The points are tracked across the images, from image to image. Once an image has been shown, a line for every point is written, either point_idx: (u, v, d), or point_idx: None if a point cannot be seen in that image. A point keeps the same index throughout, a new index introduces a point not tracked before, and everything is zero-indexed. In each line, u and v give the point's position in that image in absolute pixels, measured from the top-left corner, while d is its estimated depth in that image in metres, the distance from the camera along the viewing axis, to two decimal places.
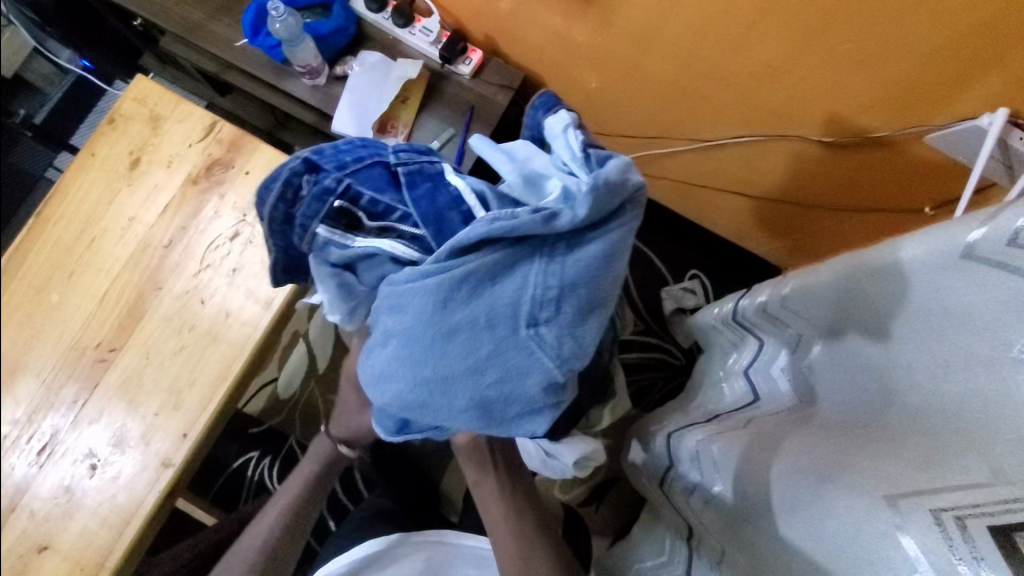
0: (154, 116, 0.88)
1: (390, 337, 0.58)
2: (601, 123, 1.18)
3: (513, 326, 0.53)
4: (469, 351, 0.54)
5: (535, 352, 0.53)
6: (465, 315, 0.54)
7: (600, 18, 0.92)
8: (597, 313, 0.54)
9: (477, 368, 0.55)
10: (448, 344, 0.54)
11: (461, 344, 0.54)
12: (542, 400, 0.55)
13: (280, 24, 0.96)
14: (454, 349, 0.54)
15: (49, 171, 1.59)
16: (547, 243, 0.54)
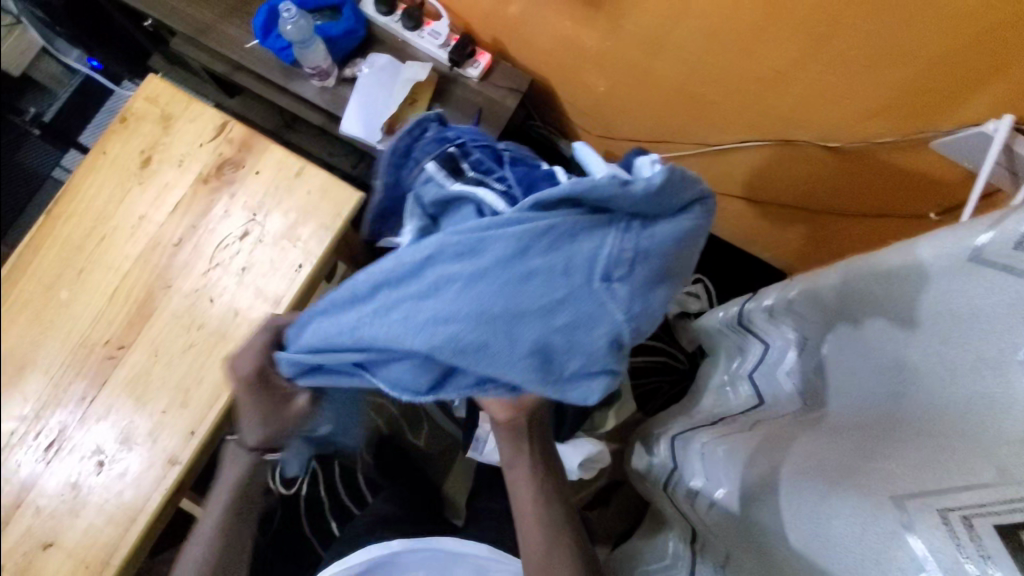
0: (166, 115, 0.88)
1: (452, 281, 0.54)
2: (608, 127, 1.19)
3: (591, 279, 0.54)
4: (547, 296, 0.53)
5: (609, 308, 0.54)
6: (545, 263, 0.54)
7: (608, 22, 0.92)
8: (663, 285, 0.57)
9: (552, 316, 0.53)
10: (524, 288, 0.53)
11: (541, 288, 0.53)
12: (604, 357, 0.55)
13: (292, 26, 0.97)
14: (530, 294, 0.53)
15: (56, 170, 1.59)
16: (626, 217, 0.56)
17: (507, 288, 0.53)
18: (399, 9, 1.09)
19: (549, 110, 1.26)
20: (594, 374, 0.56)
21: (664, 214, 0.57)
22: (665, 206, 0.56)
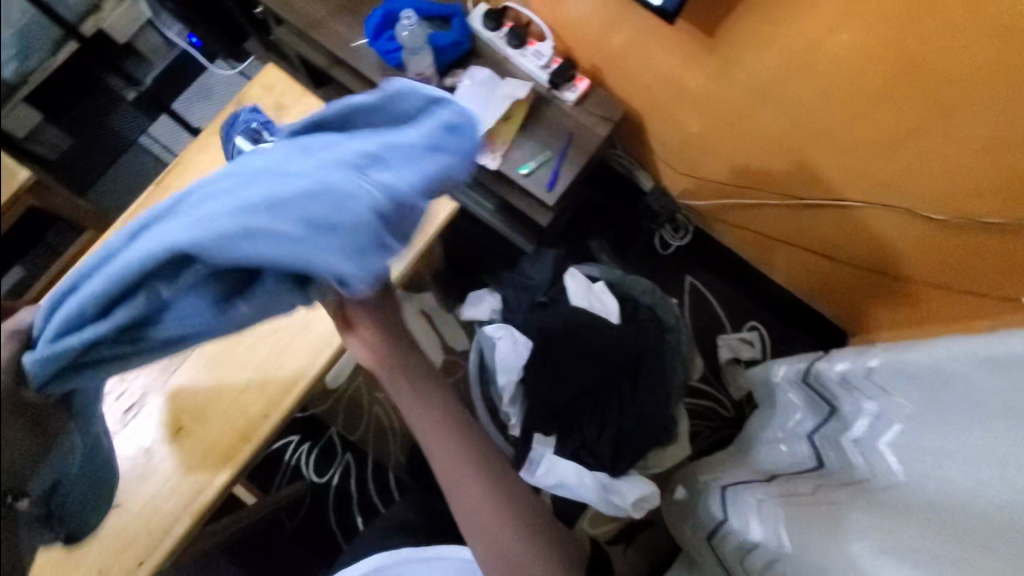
0: (278, 105, 0.91)
1: (203, 195, 0.42)
2: (692, 167, 1.20)
3: (360, 160, 0.43)
4: (289, 181, 0.40)
5: (391, 178, 0.43)
6: (286, 162, 0.43)
7: (718, 66, 0.92)
8: (437, 159, 0.46)
9: (310, 188, 0.39)
10: (266, 179, 0.41)
11: (284, 176, 0.41)
12: (377, 231, 0.40)
13: (408, 32, 1.01)
14: (281, 180, 0.40)
15: (142, 137, 1.65)
16: (379, 120, 0.49)
17: (246, 187, 0.40)
18: (505, 27, 1.11)
19: (634, 140, 1.26)
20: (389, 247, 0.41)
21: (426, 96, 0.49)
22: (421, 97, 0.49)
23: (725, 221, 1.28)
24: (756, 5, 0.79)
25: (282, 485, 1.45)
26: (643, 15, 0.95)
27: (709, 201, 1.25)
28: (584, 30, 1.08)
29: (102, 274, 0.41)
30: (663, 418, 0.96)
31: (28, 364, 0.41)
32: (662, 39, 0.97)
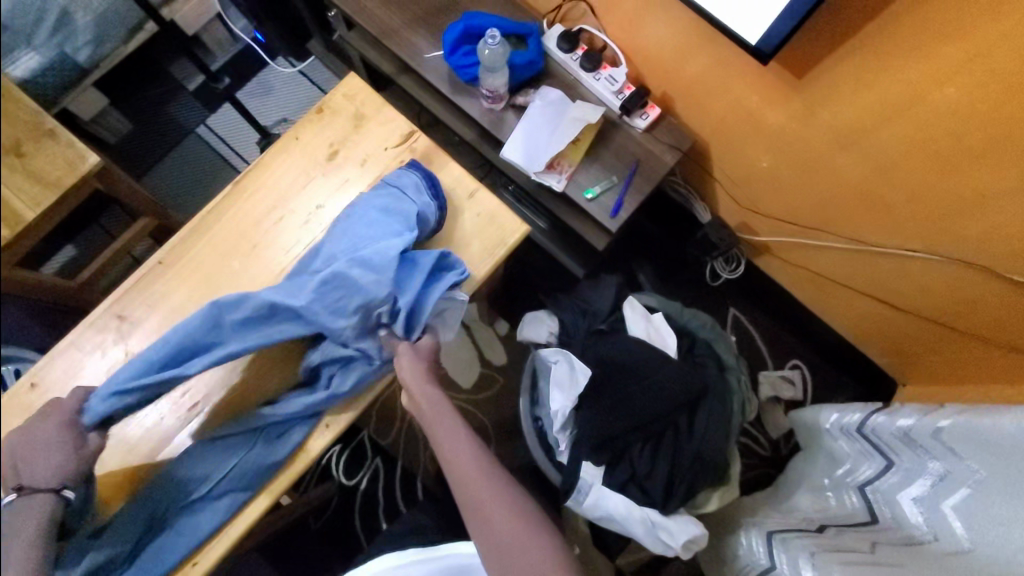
0: (357, 115, 0.91)
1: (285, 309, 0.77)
2: (755, 202, 1.18)
3: (376, 269, 0.78)
4: (353, 300, 0.77)
5: (371, 273, 0.78)
6: (329, 284, 0.77)
7: (804, 106, 0.91)
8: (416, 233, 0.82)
9: (360, 300, 0.77)
10: (325, 297, 0.77)
11: (339, 297, 0.77)
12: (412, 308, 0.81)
13: (490, 51, 1.01)
14: (332, 304, 0.77)
15: (200, 127, 1.66)
16: (394, 232, 0.81)
17: (307, 304, 0.76)
18: (581, 49, 1.11)
19: (696, 170, 1.25)
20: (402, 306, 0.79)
21: (412, 181, 0.86)
22: (399, 187, 0.85)
23: (781, 258, 1.26)
24: (857, 51, 0.78)
25: (309, 484, 1.45)
26: (729, 50, 0.94)
27: (768, 237, 1.24)
28: (660, 58, 1.08)
29: (210, 356, 0.76)
30: (717, 460, 0.94)
31: (97, 408, 0.72)
32: (745, 75, 0.96)
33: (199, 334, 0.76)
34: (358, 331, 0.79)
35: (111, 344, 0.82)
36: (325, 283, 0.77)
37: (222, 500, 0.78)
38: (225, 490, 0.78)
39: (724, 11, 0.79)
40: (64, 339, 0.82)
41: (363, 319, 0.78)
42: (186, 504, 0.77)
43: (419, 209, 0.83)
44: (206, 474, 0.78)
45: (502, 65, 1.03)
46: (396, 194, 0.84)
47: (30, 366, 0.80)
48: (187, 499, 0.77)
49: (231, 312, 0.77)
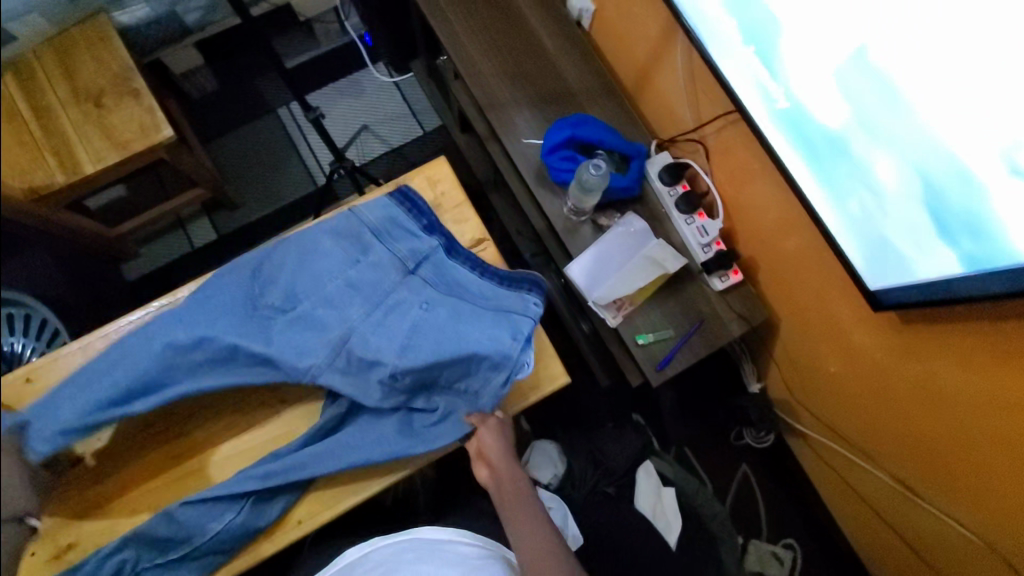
0: (433, 203, 0.86)
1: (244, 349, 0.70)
2: (808, 396, 1.11)
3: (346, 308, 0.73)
4: (325, 342, 0.72)
5: (339, 311, 0.73)
6: (297, 322, 0.72)
7: (899, 346, 0.84)
8: (399, 266, 0.77)
9: (329, 343, 0.72)
10: (292, 336, 0.72)
11: (309, 338, 0.72)
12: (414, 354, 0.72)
13: (591, 177, 0.96)
14: (300, 343, 0.71)
15: (283, 108, 1.66)
16: (377, 265, 0.76)
17: (273, 340, 0.71)
18: (681, 187, 1.05)
19: (757, 336, 1.18)
20: (386, 358, 0.71)
21: (401, 215, 0.79)
22: (387, 223, 0.79)
23: (819, 450, 1.18)
24: (973, 333, 0.71)
25: None
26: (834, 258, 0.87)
27: (809, 427, 1.16)
28: (760, 225, 1.01)
29: (153, 400, 0.67)
30: None
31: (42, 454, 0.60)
32: (841, 286, 0.89)
33: (151, 373, 0.67)
34: (326, 373, 0.71)
35: None
36: (294, 322, 0.72)
37: (201, 559, 0.70)
38: (208, 550, 0.70)
39: (851, 245, 0.71)
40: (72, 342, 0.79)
41: (326, 362, 0.71)
42: (159, 561, 0.69)
43: (413, 247, 0.78)
44: (187, 534, 0.69)
45: (599, 192, 0.99)
46: (381, 232, 0.78)
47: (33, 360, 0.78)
48: (162, 555, 0.69)
49: (184, 353, 0.68)
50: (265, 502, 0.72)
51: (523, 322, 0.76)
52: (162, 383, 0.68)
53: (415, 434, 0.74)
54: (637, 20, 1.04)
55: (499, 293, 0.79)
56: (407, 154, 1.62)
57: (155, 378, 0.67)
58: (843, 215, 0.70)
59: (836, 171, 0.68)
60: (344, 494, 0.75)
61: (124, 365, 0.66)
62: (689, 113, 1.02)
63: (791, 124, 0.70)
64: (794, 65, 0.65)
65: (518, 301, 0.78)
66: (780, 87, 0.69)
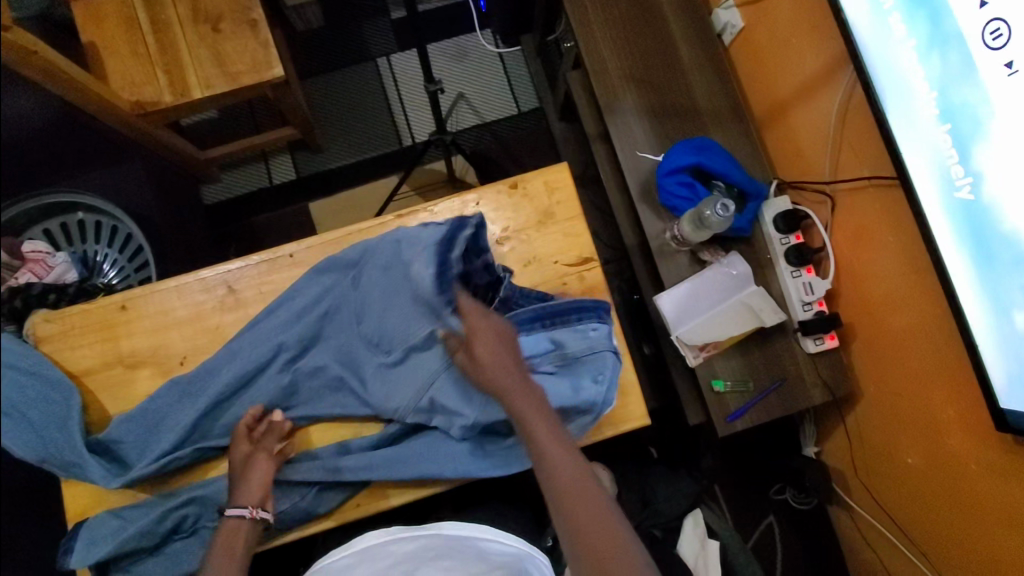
0: (546, 211, 0.84)
1: (342, 376, 0.76)
2: (872, 479, 1.06)
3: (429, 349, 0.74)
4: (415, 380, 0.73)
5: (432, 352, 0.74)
6: (393, 365, 0.75)
7: (1003, 464, 0.78)
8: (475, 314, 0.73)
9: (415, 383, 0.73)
10: (386, 376, 0.75)
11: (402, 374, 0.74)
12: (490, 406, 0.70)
13: (715, 217, 0.92)
14: (393, 384, 0.74)
15: (383, 58, 1.56)
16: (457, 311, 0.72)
17: (366, 380, 0.75)
18: (795, 237, 0.99)
19: (830, 404, 1.12)
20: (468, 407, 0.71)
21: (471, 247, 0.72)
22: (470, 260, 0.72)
23: (867, 533, 1.13)
24: None
25: None
26: (957, 355, 0.80)
27: (860, 506, 1.11)
28: (870, 296, 0.94)
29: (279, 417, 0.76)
30: None
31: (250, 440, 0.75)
32: (951, 383, 0.83)
33: (270, 391, 0.75)
34: (409, 414, 0.73)
35: (209, 309, 0.79)
36: (391, 362, 0.75)
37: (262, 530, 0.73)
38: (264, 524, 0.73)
39: (995, 362, 0.66)
40: (171, 279, 0.80)
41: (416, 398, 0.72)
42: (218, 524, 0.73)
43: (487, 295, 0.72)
44: None
45: (717, 231, 0.95)
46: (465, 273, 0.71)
47: (129, 290, 0.79)
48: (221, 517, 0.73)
49: (306, 377, 0.77)
50: (324, 489, 0.74)
51: (606, 363, 0.74)
52: (265, 399, 0.75)
53: (486, 456, 0.74)
54: (791, 51, 0.97)
55: (567, 333, 0.76)
56: (496, 130, 1.54)
57: (264, 393, 0.75)
58: (996, 331, 0.65)
59: (1006, 281, 0.62)
60: (403, 489, 0.76)
61: (252, 389, 0.75)
62: (826, 162, 0.95)
63: (966, 219, 0.65)
64: (995, 160, 0.60)
65: (575, 337, 0.76)
66: (969, 178, 0.63)
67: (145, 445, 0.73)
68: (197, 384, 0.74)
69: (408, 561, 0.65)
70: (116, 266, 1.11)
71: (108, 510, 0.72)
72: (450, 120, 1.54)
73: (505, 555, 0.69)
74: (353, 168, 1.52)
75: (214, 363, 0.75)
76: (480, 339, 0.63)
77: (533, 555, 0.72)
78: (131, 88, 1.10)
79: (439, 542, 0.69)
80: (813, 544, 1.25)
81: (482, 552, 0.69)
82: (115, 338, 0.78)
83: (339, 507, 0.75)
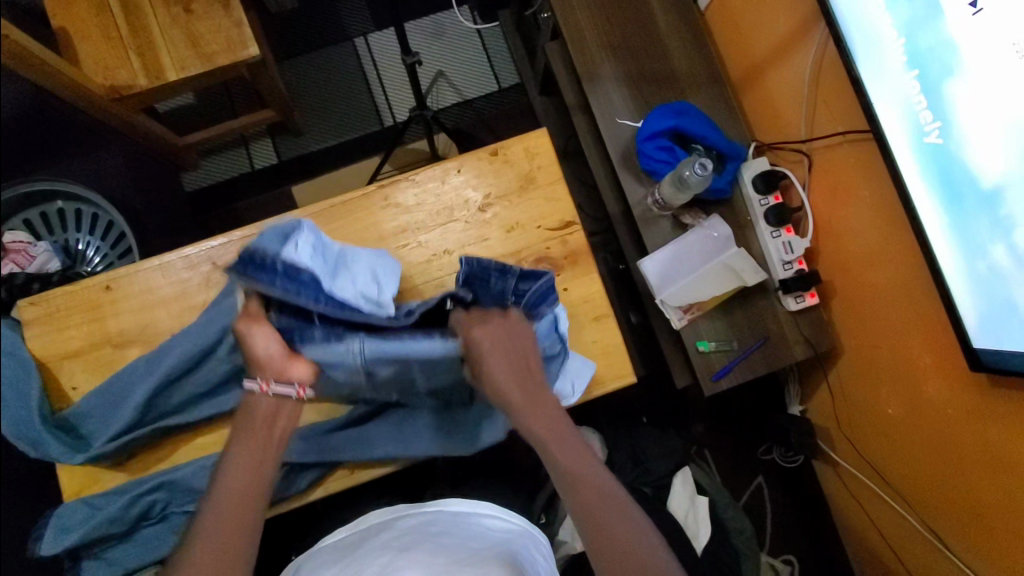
0: (528, 175, 0.85)
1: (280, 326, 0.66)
2: (856, 433, 1.09)
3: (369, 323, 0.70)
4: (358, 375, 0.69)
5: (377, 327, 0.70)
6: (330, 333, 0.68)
7: (979, 404, 0.80)
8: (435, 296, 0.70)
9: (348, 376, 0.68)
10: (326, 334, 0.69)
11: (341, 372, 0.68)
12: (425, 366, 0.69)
13: (696, 177, 0.93)
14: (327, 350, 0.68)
15: (361, 38, 1.54)
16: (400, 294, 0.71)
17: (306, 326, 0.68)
18: (774, 198, 1.01)
19: (813, 361, 1.14)
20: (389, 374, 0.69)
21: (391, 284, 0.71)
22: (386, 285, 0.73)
23: (853, 488, 1.15)
24: None
25: None
26: (933, 303, 0.82)
27: (845, 460, 1.14)
28: (847, 251, 0.96)
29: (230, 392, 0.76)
30: None
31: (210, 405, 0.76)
32: (926, 331, 0.85)
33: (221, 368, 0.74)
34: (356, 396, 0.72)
35: (193, 286, 0.79)
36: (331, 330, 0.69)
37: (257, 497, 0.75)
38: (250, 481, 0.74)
39: (967, 303, 0.68)
40: (153, 258, 0.80)
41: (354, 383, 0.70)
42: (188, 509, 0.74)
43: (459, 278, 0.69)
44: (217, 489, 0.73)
45: (697, 192, 0.96)
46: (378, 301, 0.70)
47: (113, 269, 0.79)
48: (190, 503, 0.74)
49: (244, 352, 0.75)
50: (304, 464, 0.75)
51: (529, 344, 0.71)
52: (218, 380, 0.75)
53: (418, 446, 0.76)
54: (765, 11, 0.97)
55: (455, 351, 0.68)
56: (478, 108, 1.53)
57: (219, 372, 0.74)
58: (967, 272, 0.67)
59: (976, 223, 0.64)
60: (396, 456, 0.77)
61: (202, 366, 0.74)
62: (802, 121, 0.96)
63: (936, 165, 0.66)
64: (962, 103, 0.61)
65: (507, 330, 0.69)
66: (938, 122, 0.65)
67: (108, 416, 0.74)
68: (148, 367, 0.73)
69: (411, 534, 0.65)
70: (100, 253, 1.11)
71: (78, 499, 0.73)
72: (431, 98, 1.53)
73: (504, 531, 0.69)
74: (335, 150, 1.50)
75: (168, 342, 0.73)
76: (486, 341, 0.63)
77: (530, 532, 0.71)
78: (105, 72, 1.09)
79: (439, 517, 0.68)
80: (801, 500, 1.29)
81: (481, 529, 0.68)
82: (101, 318, 0.78)
83: (335, 474, 0.77)
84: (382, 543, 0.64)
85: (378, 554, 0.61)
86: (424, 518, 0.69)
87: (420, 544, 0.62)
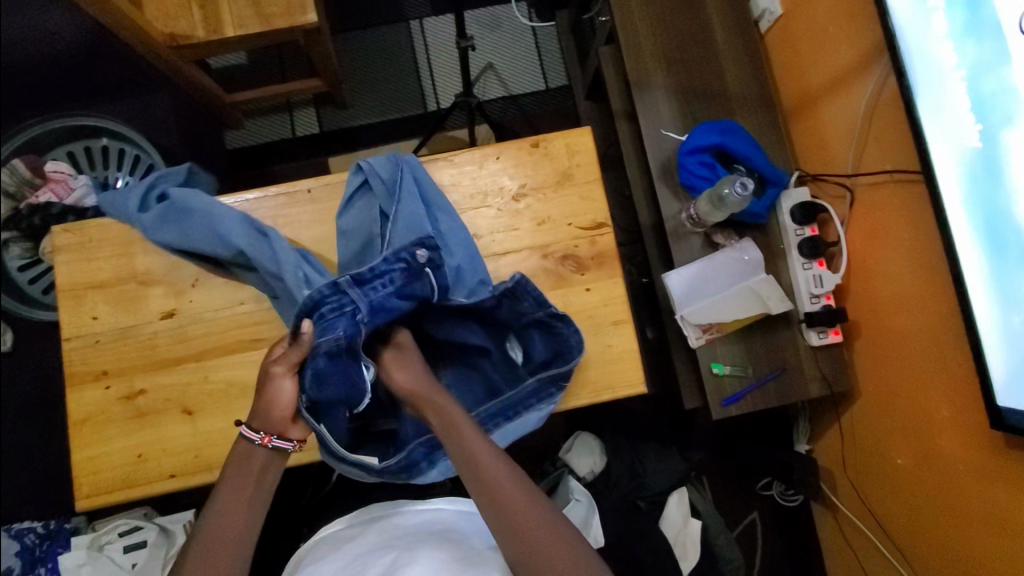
0: (565, 172, 0.84)
1: None
2: (860, 480, 1.06)
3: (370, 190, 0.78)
4: (369, 217, 0.78)
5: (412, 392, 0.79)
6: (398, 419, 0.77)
7: (991, 468, 0.78)
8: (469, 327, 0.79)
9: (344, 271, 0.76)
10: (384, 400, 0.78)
11: (349, 219, 0.78)
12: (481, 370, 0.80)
13: (734, 197, 0.93)
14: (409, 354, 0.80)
15: (416, 21, 1.54)
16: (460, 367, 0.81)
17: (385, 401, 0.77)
18: (811, 229, 0.99)
19: (827, 401, 1.12)
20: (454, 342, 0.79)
21: (411, 183, 0.78)
22: (393, 169, 0.78)
23: (850, 537, 1.12)
24: None
25: None
26: (958, 357, 0.80)
27: (845, 506, 1.12)
28: (878, 292, 0.94)
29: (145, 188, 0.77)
30: None
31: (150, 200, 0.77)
32: (949, 384, 0.83)
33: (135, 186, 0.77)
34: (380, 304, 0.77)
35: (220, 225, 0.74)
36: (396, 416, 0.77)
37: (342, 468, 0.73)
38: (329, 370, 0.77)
39: (996, 357, 0.66)
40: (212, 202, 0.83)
41: None
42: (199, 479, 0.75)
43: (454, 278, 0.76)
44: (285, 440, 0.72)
45: (733, 211, 0.95)
46: (393, 183, 0.78)
47: None
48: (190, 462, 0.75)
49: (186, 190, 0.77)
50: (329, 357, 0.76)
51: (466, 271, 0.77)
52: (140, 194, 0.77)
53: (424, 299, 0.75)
54: (824, 40, 0.96)
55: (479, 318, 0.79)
56: (523, 104, 1.53)
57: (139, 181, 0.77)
58: (1000, 325, 0.65)
59: (1015, 276, 0.62)
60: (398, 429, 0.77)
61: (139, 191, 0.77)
62: (849, 156, 0.95)
63: (983, 213, 0.65)
64: (1017, 151, 0.60)
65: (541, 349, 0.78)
66: (990, 170, 0.63)
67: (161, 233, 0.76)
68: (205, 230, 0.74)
69: (414, 529, 0.68)
70: None
71: (96, 440, 0.76)
72: (477, 89, 1.53)
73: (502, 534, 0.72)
74: (373, 127, 1.50)
75: (233, 221, 0.73)
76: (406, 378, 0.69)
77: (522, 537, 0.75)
78: (165, 21, 1.11)
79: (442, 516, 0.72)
80: (797, 541, 1.25)
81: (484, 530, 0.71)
82: (132, 255, 0.80)
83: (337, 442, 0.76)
84: (385, 538, 0.67)
85: (385, 550, 0.63)
86: (430, 514, 0.72)
87: (427, 538, 0.65)
